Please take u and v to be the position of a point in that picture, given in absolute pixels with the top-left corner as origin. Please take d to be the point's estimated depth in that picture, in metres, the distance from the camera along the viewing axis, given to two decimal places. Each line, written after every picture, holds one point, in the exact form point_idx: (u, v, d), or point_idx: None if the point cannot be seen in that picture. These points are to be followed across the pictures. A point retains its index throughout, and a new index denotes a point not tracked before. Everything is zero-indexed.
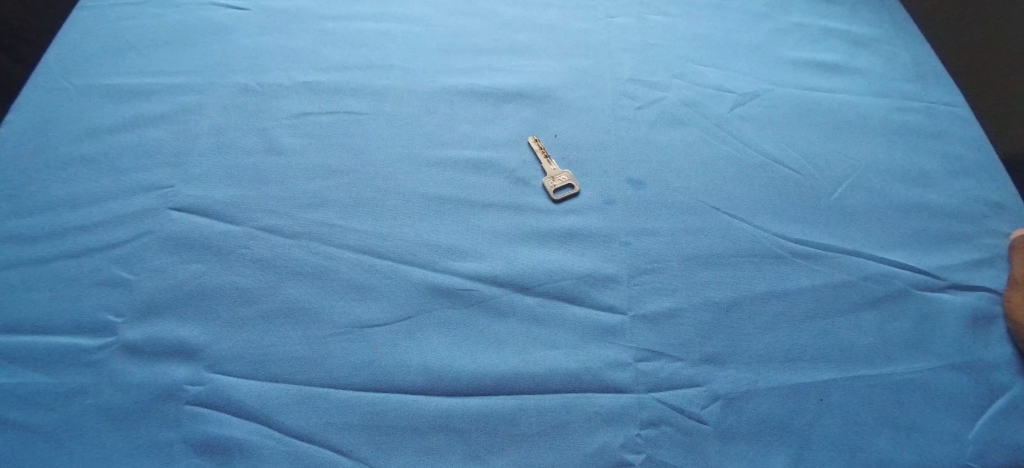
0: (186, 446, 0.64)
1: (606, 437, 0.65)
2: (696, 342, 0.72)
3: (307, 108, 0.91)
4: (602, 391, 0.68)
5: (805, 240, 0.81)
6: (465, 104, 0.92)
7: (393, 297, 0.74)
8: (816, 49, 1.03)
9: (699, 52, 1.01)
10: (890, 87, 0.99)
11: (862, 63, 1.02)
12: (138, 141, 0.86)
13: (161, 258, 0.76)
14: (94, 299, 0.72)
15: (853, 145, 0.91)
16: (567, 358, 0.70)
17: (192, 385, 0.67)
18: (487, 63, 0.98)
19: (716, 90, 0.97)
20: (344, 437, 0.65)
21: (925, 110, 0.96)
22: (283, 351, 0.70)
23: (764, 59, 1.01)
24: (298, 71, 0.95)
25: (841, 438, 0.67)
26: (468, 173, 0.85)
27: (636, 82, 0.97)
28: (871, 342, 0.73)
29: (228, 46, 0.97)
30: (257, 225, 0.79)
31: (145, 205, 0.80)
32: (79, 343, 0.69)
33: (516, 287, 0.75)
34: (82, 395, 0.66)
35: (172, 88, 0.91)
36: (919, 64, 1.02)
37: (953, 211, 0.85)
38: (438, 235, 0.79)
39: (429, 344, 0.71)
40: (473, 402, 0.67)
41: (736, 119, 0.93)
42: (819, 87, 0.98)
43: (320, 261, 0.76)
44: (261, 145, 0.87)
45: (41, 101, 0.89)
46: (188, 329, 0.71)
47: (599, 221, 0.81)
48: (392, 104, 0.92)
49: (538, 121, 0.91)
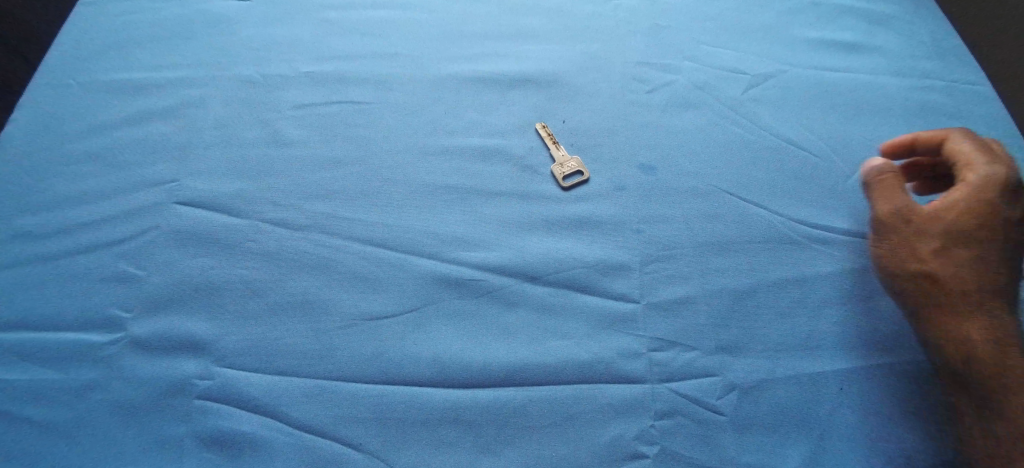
0: (197, 441, 0.64)
1: (620, 429, 0.65)
2: (710, 330, 0.70)
3: (310, 98, 0.89)
4: (615, 382, 0.67)
5: (823, 225, 0.79)
6: (472, 92, 0.90)
7: (402, 289, 0.73)
8: (833, 28, 1.00)
9: (711, 33, 0.98)
10: (910, 67, 0.95)
11: (880, 42, 0.98)
12: (144, 135, 0.85)
13: (168, 253, 0.76)
14: (104, 294, 0.72)
15: (871, 127, 0.89)
16: (580, 349, 0.69)
17: (202, 380, 0.67)
18: (494, 49, 0.95)
19: (729, 72, 0.94)
20: (354, 430, 0.65)
21: (945, 90, 0.93)
22: (291, 344, 0.69)
23: (779, 39, 0.98)
24: (301, 61, 0.93)
25: (860, 427, 0.65)
26: (475, 161, 0.83)
27: (646, 65, 0.94)
28: (894, 328, 0.71)
29: (230, 38, 0.95)
30: (262, 218, 0.78)
31: (152, 200, 0.79)
32: (90, 339, 0.70)
33: (526, 276, 0.74)
34: (94, 390, 0.67)
35: (176, 81, 0.90)
36: (941, 43, 0.98)
37: None
38: (446, 226, 0.78)
39: (438, 336, 0.70)
40: (483, 393, 0.66)
41: (750, 102, 0.91)
42: (836, 67, 0.95)
43: (328, 253, 0.75)
44: (265, 137, 0.85)
45: (47, 98, 0.88)
46: (197, 323, 0.71)
47: (610, 208, 0.79)
48: (396, 92, 0.90)
49: (546, 107, 0.89)
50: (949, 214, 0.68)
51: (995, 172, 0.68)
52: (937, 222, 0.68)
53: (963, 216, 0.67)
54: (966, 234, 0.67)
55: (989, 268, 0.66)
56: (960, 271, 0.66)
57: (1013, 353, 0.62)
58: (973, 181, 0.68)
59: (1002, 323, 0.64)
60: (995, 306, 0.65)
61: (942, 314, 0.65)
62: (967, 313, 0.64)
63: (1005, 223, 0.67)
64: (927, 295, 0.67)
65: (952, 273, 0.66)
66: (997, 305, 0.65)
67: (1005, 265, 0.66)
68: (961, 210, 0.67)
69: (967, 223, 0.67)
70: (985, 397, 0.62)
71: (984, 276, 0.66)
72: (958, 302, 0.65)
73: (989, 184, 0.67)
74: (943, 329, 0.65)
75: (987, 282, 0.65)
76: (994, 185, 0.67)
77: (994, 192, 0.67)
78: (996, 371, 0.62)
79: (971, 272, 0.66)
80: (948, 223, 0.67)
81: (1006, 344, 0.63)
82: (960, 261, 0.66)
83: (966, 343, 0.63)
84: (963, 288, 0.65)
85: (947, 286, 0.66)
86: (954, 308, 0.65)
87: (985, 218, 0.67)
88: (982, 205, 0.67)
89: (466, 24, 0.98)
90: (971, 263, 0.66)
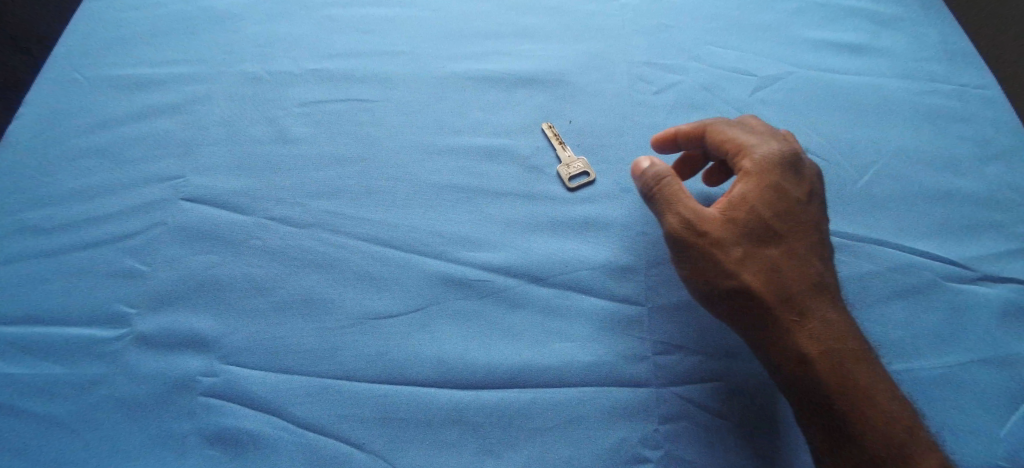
0: (201, 439, 0.64)
1: (624, 433, 0.65)
2: (715, 334, 0.71)
3: (315, 95, 0.89)
4: (618, 385, 0.68)
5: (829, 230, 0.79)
6: (477, 90, 0.90)
7: (406, 288, 0.73)
8: (841, 30, 0.99)
9: (718, 33, 0.97)
10: (918, 69, 0.94)
11: (889, 44, 0.97)
12: (149, 131, 0.85)
13: (173, 249, 0.76)
14: (109, 290, 0.73)
15: (879, 130, 0.88)
16: (584, 352, 0.69)
17: (205, 377, 0.67)
18: (499, 47, 0.95)
19: (736, 73, 0.93)
20: (358, 430, 0.65)
21: (954, 93, 0.92)
22: (295, 342, 0.69)
23: (787, 40, 0.97)
24: (305, 58, 0.92)
25: None
26: (480, 161, 0.83)
27: (652, 65, 0.94)
28: (898, 335, 0.72)
29: (234, 34, 0.94)
30: (267, 215, 0.78)
31: (157, 196, 0.79)
32: (94, 334, 0.70)
33: (531, 277, 0.73)
34: (99, 386, 0.67)
35: (181, 77, 0.90)
36: (950, 45, 0.97)
37: (984, 199, 0.82)
38: (450, 225, 0.77)
39: (442, 336, 0.70)
40: (488, 395, 0.67)
41: (757, 104, 0.90)
42: (844, 69, 0.94)
43: (332, 251, 0.75)
44: (270, 134, 0.85)
45: (51, 93, 0.88)
46: (201, 320, 0.71)
47: (616, 210, 0.79)
48: (401, 91, 0.89)
49: (551, 107, 0.89)
50: (738, 211, 0.69)
51: (762, 155, 0.70)
52: (730, 226, 0.68)
53: (760, 210, 0.68)
54: (757, 231, 0.68)
55: (806, 257, 0.68)
56: (774, 276, 0.67)
57: (843, 347, 0.65)
58: (751, 168, 0.70)
59: (824, 314, 0.66)
60: (813, 298, 0.66)
61: (772, 318, 0.66)
62: (797, 313, 0.66)
63: (785, 210, 0.69)
64: (752, 301, 0.66)
65: (758, 274, 0.67)
66: (818, 296, 0.67)
67: (815, 253, 0.69)
68: (756, 203, 0.69)
69: (761, 217, 0.68)
70: (817, 393, 0.64)
71: (798, 272, 0.67)
72: (784, 303, 0.66)
73: (775, 167, 0.70)
74: (777, 332, 0.66)
75: (797, 281, 0.67)
76: (777, 169, 0.70)
77: (780, 177, 0.70)
78: (827, 364, 0.64)
79: (791, 265, 0.67)
80: (742, 220, 0.68)
81: (826, 335, 0.65)
82: (768, 258, 0.67)
83: (796, 342, 0.65)
84: (784, 286, 0.66)
85: (761, 292, 0.66)
86: (782, 308, 0.66)
87: (778, 209, 0.69)
88: (758, 196, 0.69)
89: (471, 22, 0.97)
90: (785, 257, 0.68)
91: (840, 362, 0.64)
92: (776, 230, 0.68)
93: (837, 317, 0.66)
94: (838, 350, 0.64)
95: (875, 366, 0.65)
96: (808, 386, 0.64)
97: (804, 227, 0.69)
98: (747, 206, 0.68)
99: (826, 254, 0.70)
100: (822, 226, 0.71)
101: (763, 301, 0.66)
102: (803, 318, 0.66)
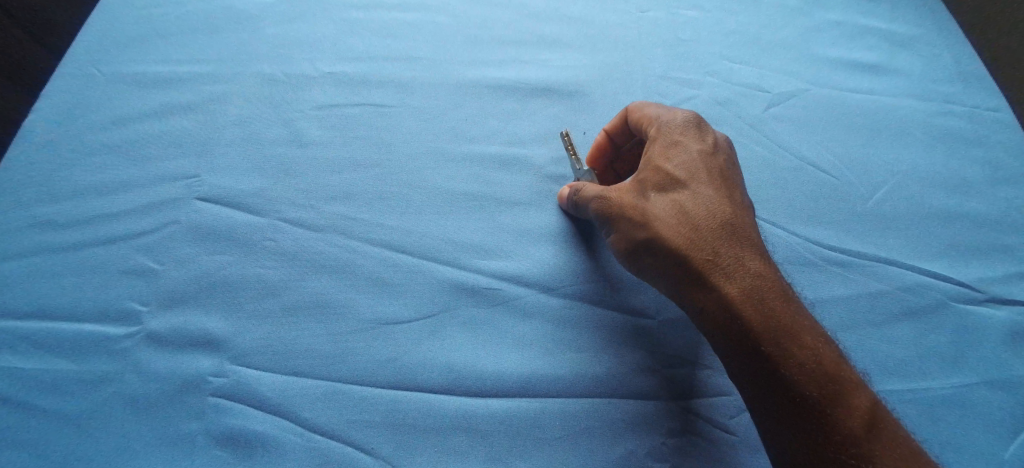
0: (209, 439, 0.64)
1: (630, 444, 0.66)
2: None
3: (332, 99, 0.89)
4: (626, 397, 0.68)
5: (839, 247, 0.79)
6: (493, 99, 0.90)
7: (417, 295, 0.73)
8: (856, 49, 0.99)
9: (734, 49, 0.98)
10: (931, 90, 0.95)
11: (903, 64, 0.98)
12: (165, 129, 0.85)
13: (186, 248, 0.76)
14: (121, 288, 0.73)
15: (891, 149, 0.88)
16: (592, 362, 0.69)
17: (215, 377, 0.67)
18: (515, 56, 0.95)
19: (750, 89, 0.94)
20: (366, 434, 0.65)
21: (966, 115, 0.92)
22: (306, 344, 0.69)
23: (801, 57, 0.98)
24: (322, 61, 0.93)
25: None
26: (494, 169, 0.84)
27: (667, 79, 0.94)
28: (906, 354, 0.72)
29: (253, 36, 0.95)
30: (281, 217, 0.78)
31: (171, 194, 0.80)
32: (105, 331, 0.70)
33: (541, 286, 0.74)
34: (109, 383, 0.67)
35: (198, 77, 0.91)
36: (963, 67, 0.97)
37: (993, 221, 0.82)
38: (464, 233, 0.78)
39: (452, 343, 0.70)
40: (496, 403, 0.67)
41: (771, 121, 0.90)
42: (858, 89, 0.95)
43: (344, 255, 0.76)
44: (285, 136, 0.85)
45: (67, 87, 0.88)
46: (213, 320, 0.71)
47: None
48: (417, 97, 0.90)
49: (566, 117, 0.89)
50: (646, 171, 0.71)
51: (663, 121, 0.74)
52: (636, 185, 0.70)
53: (663, 167, 0.70)
54: (662, 183, 0.70)
55: (712, 201, 0.69)
56: (686, 221, 0.68)
57: (760, 285, 0.65)
58: (654, 133, 0.73)
59: (736, 254, 0.66)
60: (722, 239, 0.67)
61: (686, 267, 0.67)
62: (709, 258, 0.66)
63: (688, 159, 0.71)
64: (664, 254, 0.67)
65: (667, 223, 0.68)
66: (729, 238, 0.67)
67: (725, 197, 0.70)
68: (660, 161, 0.71)
69: (665, 172, 0.70)
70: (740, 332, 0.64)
71: (707, 214, 0.68)
72: (697, 246, 0.67)
73: (674, 126, 0.73)
74: (693, 282, 0.66)
75: (706, 225, 0.68)
76: (677, 128, 0.73)
77: (682, 134, 0.72)
78: (747, 304, 0.64)
79: (698, 209, 0.68)
80: (647, 178, 0.70)
81: (739, 274, 0.65)
82: (679, 207, 0.68)
83: (713, 287, 0.65)
84: (694, 230, 0.67)
85: (672, 238, 0.67)
86: (696, 253, 0.66)
87: (681, 161, 0.70)
88: (663, 153, 0.71)
89: (489, 30, 0.98)
90: (693, 204, 0.69)
91: (758, 299, 0.64)
92: (679, 178, 0.69)
93: (750, 256, 0.67)
94: (753, 285, 0.65)
95: (792, 299, 0.65)
96: (734, 329, 0.64)
97: (711, 173, 0.71)
98: (652, 164, 0.71)
99: (740, 202, 0.71)
100: (732, 173, 0.72)
101: (675, 251, 0.67)
102: (717, 260, 0.66)
